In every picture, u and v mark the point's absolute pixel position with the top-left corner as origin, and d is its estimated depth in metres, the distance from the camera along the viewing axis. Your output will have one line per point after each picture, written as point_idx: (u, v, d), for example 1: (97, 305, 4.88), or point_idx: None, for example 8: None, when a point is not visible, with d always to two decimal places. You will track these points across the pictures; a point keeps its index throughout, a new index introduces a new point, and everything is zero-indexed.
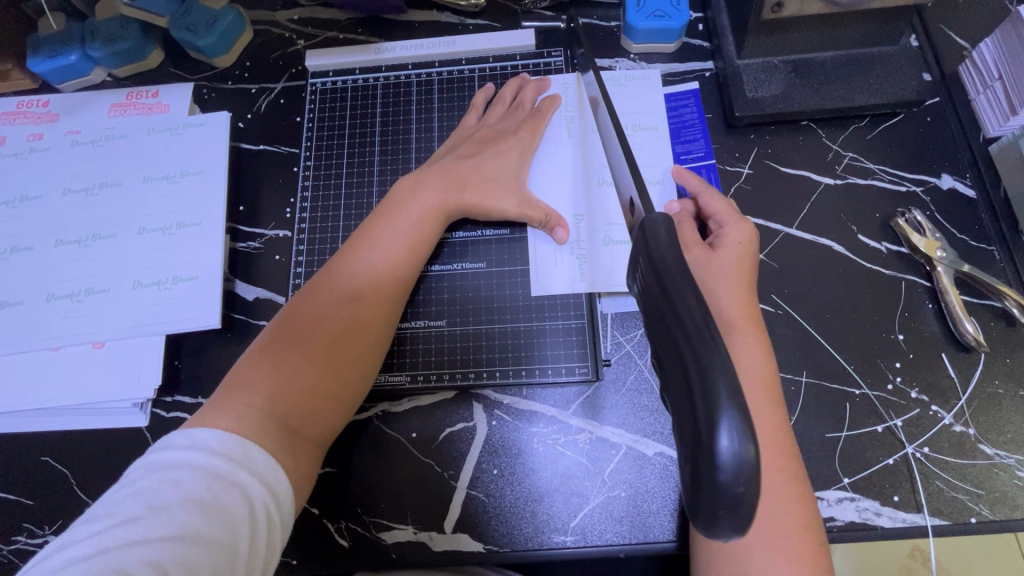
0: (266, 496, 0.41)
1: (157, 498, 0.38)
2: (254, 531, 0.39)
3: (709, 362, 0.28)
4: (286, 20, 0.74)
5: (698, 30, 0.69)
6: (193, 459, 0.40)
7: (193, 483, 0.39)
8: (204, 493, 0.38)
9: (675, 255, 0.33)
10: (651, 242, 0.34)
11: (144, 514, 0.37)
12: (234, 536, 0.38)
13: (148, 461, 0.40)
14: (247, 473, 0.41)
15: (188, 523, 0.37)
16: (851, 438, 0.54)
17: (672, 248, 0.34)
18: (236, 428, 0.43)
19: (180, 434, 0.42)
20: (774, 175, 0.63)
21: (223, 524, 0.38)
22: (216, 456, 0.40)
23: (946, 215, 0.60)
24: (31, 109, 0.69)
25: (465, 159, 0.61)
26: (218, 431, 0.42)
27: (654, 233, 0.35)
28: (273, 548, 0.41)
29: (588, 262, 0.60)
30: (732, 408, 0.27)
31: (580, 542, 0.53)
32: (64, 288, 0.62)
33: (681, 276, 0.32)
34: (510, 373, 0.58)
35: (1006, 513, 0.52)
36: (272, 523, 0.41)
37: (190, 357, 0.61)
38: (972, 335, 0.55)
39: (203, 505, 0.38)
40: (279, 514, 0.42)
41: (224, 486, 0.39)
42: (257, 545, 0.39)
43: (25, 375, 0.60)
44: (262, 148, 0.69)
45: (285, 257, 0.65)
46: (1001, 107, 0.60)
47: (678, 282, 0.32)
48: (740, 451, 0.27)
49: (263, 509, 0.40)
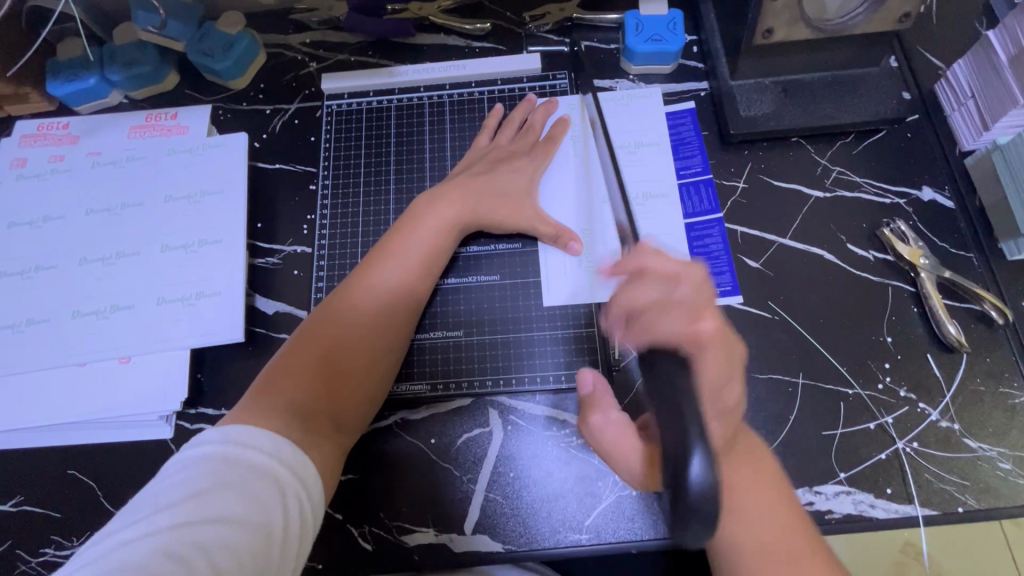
0: (296, 482, 0.44)
1: (196, 485, 0.41)
2: (286, 514, 0.42)
3: (685, 404, 0.35)
4: (299, 44, 0.77)
5: (693, 52, 0.73)
6: (227, 451, 0.43)
7: (229, 470, 0.42)
8: (239, 480, 0.41)
9: (664, 313, 0.41)
10: (645, 303, 0.43)
11: (186, 500, 0.40)
12: (269, 518, 0.41)
13: (184, 454, 0.43)
14: (279, 462, 0.44)
15: (227, 508, 0.40)
16: (846, 435, 0.58)
17: (664, 307, 0.42)
18: (263, 424, 0.46)
19: (214, 430, 0.45)
20: (768, 188, 0.67)
21: (259, 508, 0.41)
22: (249, 447, 0.43)
23: (927, 225, 0.65)
24: (51, 131, 0.71)
25: (480, 176, 0.64)
26: (249, 427, 0.45)
27: (649, 297, 0.43)
28: (306, 531, 0.44)
29: (597, 273, 0.64)
30: (700, 441, 0.34)
31: (594, 540, 0.56)
32: (88, 305, 0.64)
33: (666, 330, 0.39)
34: (524, 380, 0.61)
35: (991, 502, 0.55)
36: (303, 508, 0.44)
37: (213, 370, 0.64)
38: (955, 337, 0.59)
39: (240, 490, 0.41)
40: (308, 500, 0.44)
41: (257, 474, 0.42)
42: (291, 527, 0.42)
43: (51, 390, 0.61)
44: (278, 167, 0.72)
45: (304, 272, 0.67)
46: (975, 123, 0.65)
47: (664, 335, 0.39)
48: (706, 475, 0.33)
49: (294, 495, 0.43)
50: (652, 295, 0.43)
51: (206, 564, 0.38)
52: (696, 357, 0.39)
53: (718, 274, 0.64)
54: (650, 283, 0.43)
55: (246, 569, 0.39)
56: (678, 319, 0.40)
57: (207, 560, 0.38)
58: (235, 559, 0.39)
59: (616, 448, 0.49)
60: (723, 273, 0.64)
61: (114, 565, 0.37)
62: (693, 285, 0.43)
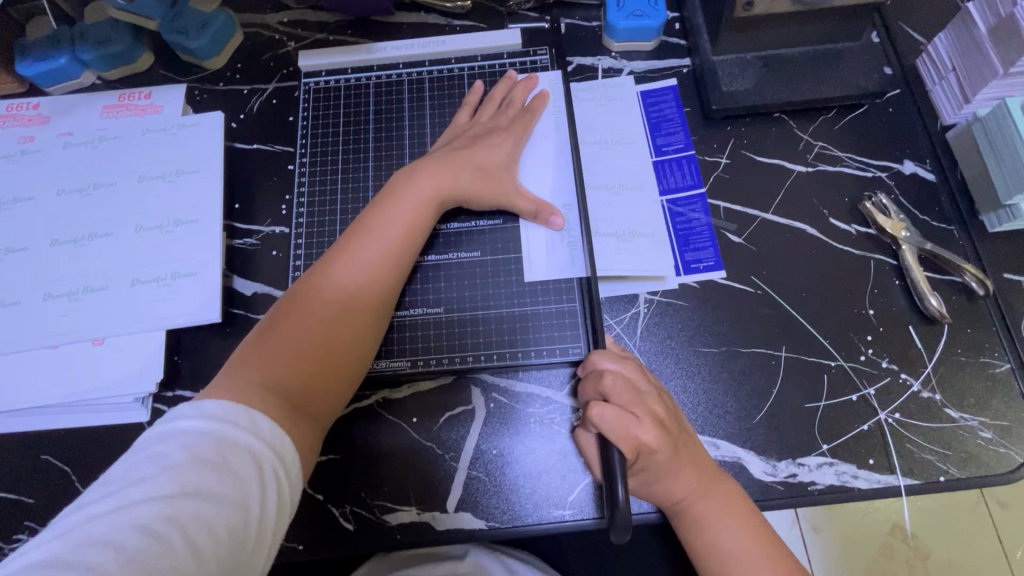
0: (274, 458, 0.43)
1: (170, 459, 0.40)
2: (263, 490, 0.42)
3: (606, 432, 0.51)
4: (276, 23, 0.76)
5: (674, 29, 0.72)
6: (203, 426, 0.42)
7: (205, 445, 0.41)
8: (214, 455, 0.41)
9: (609, 410, 0.49)
10: (602, 389, 0.52)
11: (158, 474, 0.39)
12: (246, 494, 0.40)
13: (157, 430, 0.42)
14: (255, 437, 0.43)
15: (203, 481, 0.39)
16: (829, 407, 0.58)
17: (612, 394, 0.51)
18: (238, 399, 0.45)
19: (187, 405, 0.44)
20: (750, 163, 0.67)
21: (234, 483, 0.40)
22: (226, 422, 0.42)
23: (909, 198, 0.64)
24: (21, 112, 0.70)
25: (459, 151, 0.63)
26: (224, 401, 0.44)
27: (605, 386, 0.52)
28: (284, 506, 0.43)
29: (578, 250, 0.63)
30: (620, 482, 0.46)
31: (578, 515, 0.55)
32: (61, 287, 0.62)
33: (609, 412, 0.49)
34: (506, 356, 0.60)
35: (972, 471, 0.55)
36: (281, 484, 0.43)
37: (190, 352, 0.62)
38: (936, 308, 0.58)
39: (216, 465, 0.40)
40: (285, 475, 0.44)
41: (233, 449, 0.42)
42: (268, 503, 0.42)
43: (23, 374, 0.60)
44: (255, 147, 0.71)
45: (283, 253, 0.66)
46: (955, 96, 0.65)
47: (604, 421, 0.49)
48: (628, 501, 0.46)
49: (272, 471, 0.43)
50: (605, 382, 0.52)
51: (181, 538, 0.37)
52: (627, 431, 0.49)
53: (701, 249, 0.63)
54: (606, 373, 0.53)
55: (222, 544, 0.39)
56: (623, 403, 0.51)
57: (182, 535, 0.37)
58: (210, 534, 0.38)
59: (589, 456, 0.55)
60: (707, 248, 0.63)
61: (84, 539, 0.36)
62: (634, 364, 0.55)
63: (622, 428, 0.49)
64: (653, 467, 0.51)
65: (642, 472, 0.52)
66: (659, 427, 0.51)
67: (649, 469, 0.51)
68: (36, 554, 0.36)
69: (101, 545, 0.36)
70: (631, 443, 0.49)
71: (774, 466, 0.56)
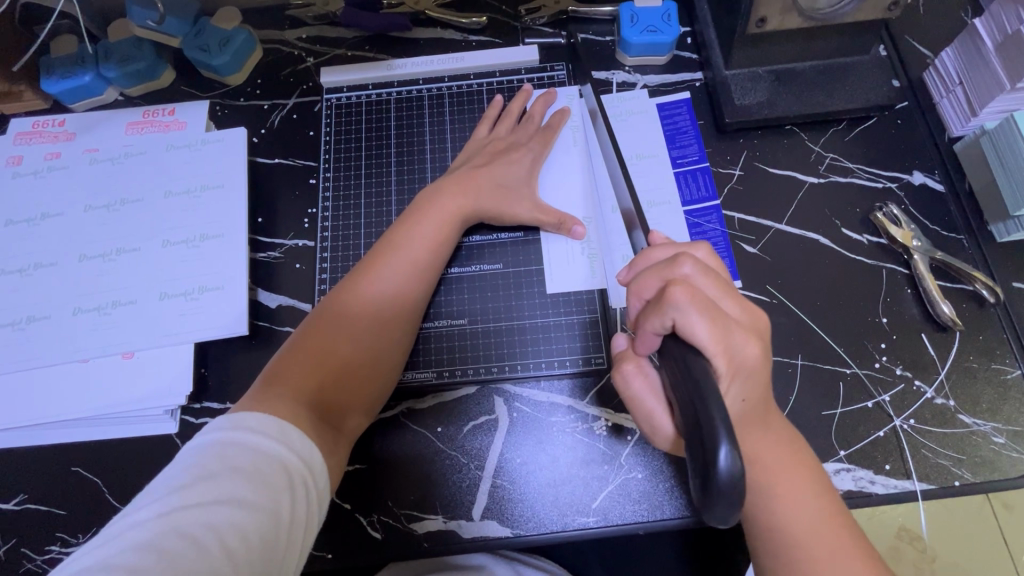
0: (303, 468, 0.45)
1: (206, 468, 0.41)
2: (293, 499, 0.43)
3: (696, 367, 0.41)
4: (295, 39, 0.77)
5: (687, 43, 0.74)
6: (237, 437, 0.43)
7: (238, 454, 0.42)
8: (248, 464, 0.42)
9: (691, 290, 0.43)
10: (681, 274, 0.45)
11: (195, 481, 0.40)
12: (278, 501, 0.42)
13: (193, 441, 0.44)
14: (286, 449, 0.44)
15: (237, 490, 0.41)
16: (845, 414, 0.59)
17: (693, 279, 0.45)
18: (272, 411, 0.47)
19: (222, 417, 0.45)
20: (763, 176, 0.68)
21: (267, 491, 0.41)
22: (257, 434, 0.44)
23: (919, 208, 0.66)
24: (47, 129, 0.71)
25: (481, 167, 0.64)
26: (259, 414, 0.46)
27: (684, 271, 0.45)
28: (311, 517, 0.44)
29: (598, 260, 0.65)
30: (727, 430, 0.37)
31: (601, 522, 0.56)
32: (90, 301, 0.64)
33: (692, 293, 0.43)
34: (528, 366, 0.62)
35: (986, 475, 0.57)
36: (309, 495, 0.44)
37: (217, 364, 0.64)
38: (948, 315, 0.60)
39: (249, 474, 0.41)
40: (314, 487, 0.45)
41: (265, 459, 0.43)
42: (298, 512, 0.43)
43: (53, 388, 0.61)
44: (277, 161, 0.72)
45: (306, 265, 0.67)
46: (963, 109, 0.67)
47: (688, 312, 0.42)
48: (733, 466, 0.36)
49: (302, 482, 0.44)
50: (685, 267, 0.45)
51: (217, 544, 0.38)
52: (714, 319, 0.43)
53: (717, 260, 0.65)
54: (685, 260, 0.46)
55: (254, 550, 0.40)
56: (704, 292, 0.45)
57: (218, 540, 0.38)
58: (244, 540, 0.39)
59: (642, 398, 0.49)
60: (722, 258, 0.65)
61: (126, 545, 0.37)
62: (703, 258, 0.49)
63: (708, 315, 0.42)
64: (742, 385, 0.44)
65: (740, 398, 0.45)
66: (748, 333, 0.45)
67: (746, 394, 0.45)
68: (80, 562, 0.37)
69: (143, 551, 0.37)
70: (719, 335, 0.42)
71: None
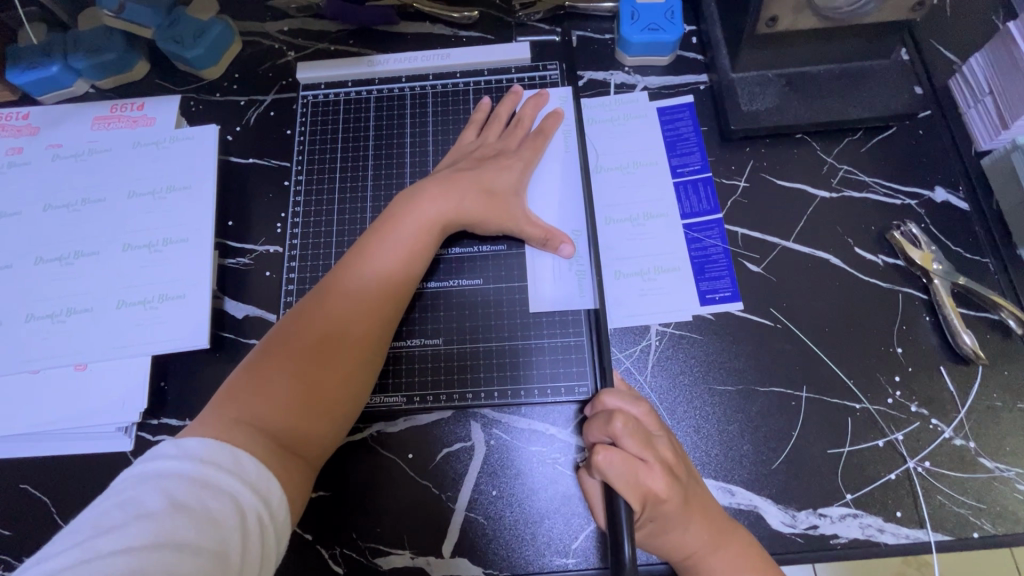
0: (257, 503, 0.40)
1: (144, 505, 0.37)
2: (243, 539, 0.38)
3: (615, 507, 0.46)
4: (276, 32, 0.73)
5: (692, 43, 0.69)
6: (183, 470, 0.39)
7: (181, 490, 0.38)
8: (191, 500, 0.38)
9: (616, 454, 0.46)
10: (610, 431, 0.48)
11: (128, 522, 0.36)
12: (224, 543, 0.37)
13: (135, 472, 0.40)
14: (239, 482, 0.40)
15: (177, 531, 0.36)
16: (854, 454, 0.54)
17: (622, 438, 0.48)
18: (223, 437, 0.42)
19: (168, 444, 0.41)
20: (770, 188, 0.63)
21: (212, 532, 0.37)
22: (205, 466, 0.40)
23: (940, 227, 0.61)
24: (10, 122, 0.67)
25: (465, 172, 0.59)
26: (208, 440, 0.41)
27: (615, 428, 0.48)
28: (266, 558, 0.40)
29: (588, 278, 0.60)
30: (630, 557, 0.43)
31: (581, 564, 0.52)
32: (45, 307, 0.60)
33: (616, 455, 0.46)
34: (507, 392, 0.57)
35: (1008, 527, 0.51)
36: (264, 533, 0.40)
37: (177, 378, 0.59)
38: (970, 347, 0.55)
39: (192, 512, 0.37)
40: (271, 523, 0.41)
41: (213, 494, 0.39)
42: (249, 554, 0.38)
43: (1, 400, 0.57)
44: (251, 161, 0.68)
45: (276, 274, 0.63)
46: (992, 122, 0.61)
47: (610, 467, 0.46)
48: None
49: (255, 518, 0.40)
50: (616, 424, 0.48)
51: None
52: (635, 478, 0.46)
53: (717, 279, 0.60)
54: (616, 417, 0.48)
55: None
56: (633, 448, 0.47)
57: None
58: None
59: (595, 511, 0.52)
60: (722, 278, 0.60)
61: None
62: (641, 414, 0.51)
63: (630, 475, 0.46)
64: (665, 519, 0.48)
65: (649, 525, 0.48)
66: (669, 475, 0.47)
67: (658, 521, 0.48)
68: None
69: None
70: (640, 487, 0.46)
71: (794, 516, 0.52)
